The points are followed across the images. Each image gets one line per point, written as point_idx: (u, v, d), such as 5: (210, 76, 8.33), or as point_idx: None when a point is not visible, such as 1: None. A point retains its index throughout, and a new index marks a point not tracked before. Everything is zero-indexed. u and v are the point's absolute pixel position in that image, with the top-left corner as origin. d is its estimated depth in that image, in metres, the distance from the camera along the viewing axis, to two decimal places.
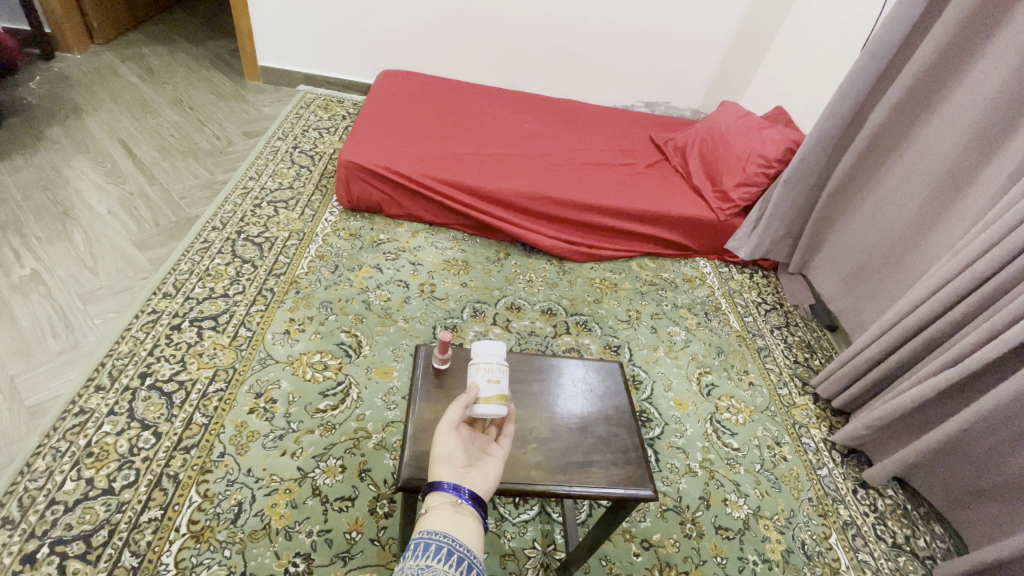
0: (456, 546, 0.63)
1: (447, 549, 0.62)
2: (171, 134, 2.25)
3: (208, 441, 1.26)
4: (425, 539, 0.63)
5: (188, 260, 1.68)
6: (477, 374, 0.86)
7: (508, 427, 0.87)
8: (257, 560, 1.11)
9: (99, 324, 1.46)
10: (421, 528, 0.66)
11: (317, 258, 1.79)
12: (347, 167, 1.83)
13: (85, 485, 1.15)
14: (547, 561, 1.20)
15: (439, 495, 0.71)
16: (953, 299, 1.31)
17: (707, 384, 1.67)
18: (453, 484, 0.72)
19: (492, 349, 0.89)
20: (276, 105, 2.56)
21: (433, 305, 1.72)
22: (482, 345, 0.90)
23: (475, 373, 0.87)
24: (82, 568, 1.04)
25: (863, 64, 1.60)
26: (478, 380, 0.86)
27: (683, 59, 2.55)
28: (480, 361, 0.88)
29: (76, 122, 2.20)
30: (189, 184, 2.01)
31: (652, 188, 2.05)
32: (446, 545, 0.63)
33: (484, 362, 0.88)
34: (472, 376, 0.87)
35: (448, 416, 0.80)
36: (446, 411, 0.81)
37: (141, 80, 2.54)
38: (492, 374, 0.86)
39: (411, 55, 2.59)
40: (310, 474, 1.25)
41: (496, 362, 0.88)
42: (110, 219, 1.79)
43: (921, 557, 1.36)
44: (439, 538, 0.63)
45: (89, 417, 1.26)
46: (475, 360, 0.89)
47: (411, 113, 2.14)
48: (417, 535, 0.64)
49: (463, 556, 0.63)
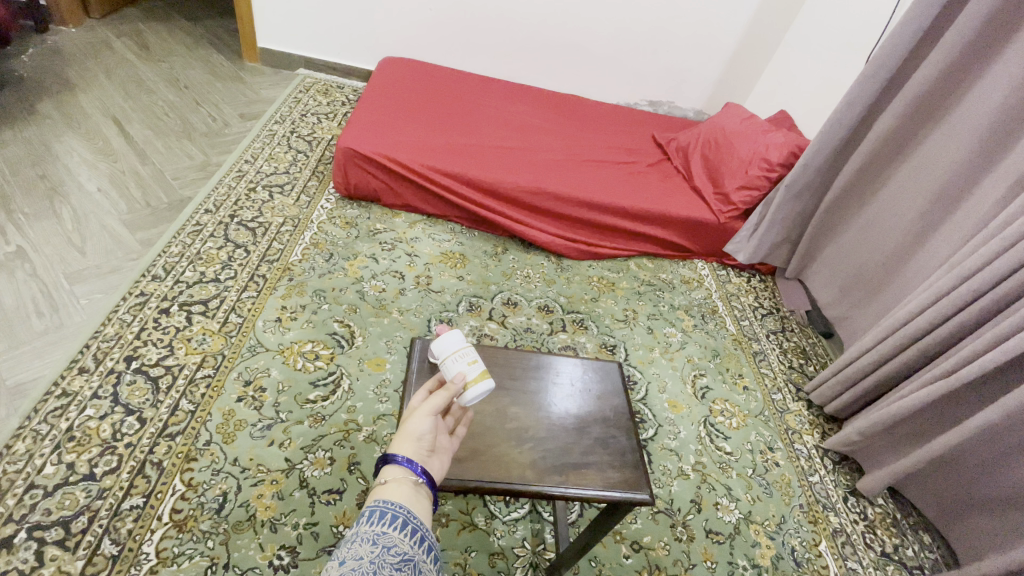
0: (411, 518, 0.62)
1: (403, 518, 0.61)
2: (165, 113, 2.20)
3: (195, 429, 1.24)
4: (381, 508, 0.62)
5: (180, 242, 1.65)
6: (456, 363, 0.84)
7: (466, 421, 0.85)
8: (240, 552, 1.08)
9: (85, 305, 1.42)
10: (376, 497, 0.64)
11: (311, 245, 1.75)
12: (345, 154, 1.80)
13: (66, 470, 1.12)
14: (536, 560, 1.18)
15: (394, 470, 0.67)
16: (951, 311, 1.30)
17: (702, 387, 1.67)
18: (406, 458, 0.69)
19: (456, 335, 0.87)
20: (275, 88, 2.51)
21: (429, 298, 1.70)
22: (442, 338, 0.86)
23: (454, 364, 0.84)
24: (60, 555, 1.01)
25: (873, 70, 1.58)
26: (461, 368, 0.84)
27: (688, 60, 2.53)
28: (448, 351, 0.85)
29: (68, 97, 2.14)
30: (183, 165, 1.96)
31: (652, 187, 2.04)
32: (401, 515, 0.61)
33: (455, 350, 0.85)
34: (445, 369, 0.85)
35: (436, 401, 0.75)
36: (435, 395, 0.76)
37: (137, 57, 2.48)
38: (469, 356, 0.85)
39: (414, 43, 2.55)
40: (298, 465, 1.23)
41: (466, 350, 0.86)
42: (100, 198, 1.75)
43: (909, 566, 1.36)
44: (395, 508, 0.62)
45: (72, 399, 1.22)
46: (443, 352, 0.86)
47: (412, 102, 2.11)
48: (373, 503, 0.63)
49: (417, 527, 0.62)
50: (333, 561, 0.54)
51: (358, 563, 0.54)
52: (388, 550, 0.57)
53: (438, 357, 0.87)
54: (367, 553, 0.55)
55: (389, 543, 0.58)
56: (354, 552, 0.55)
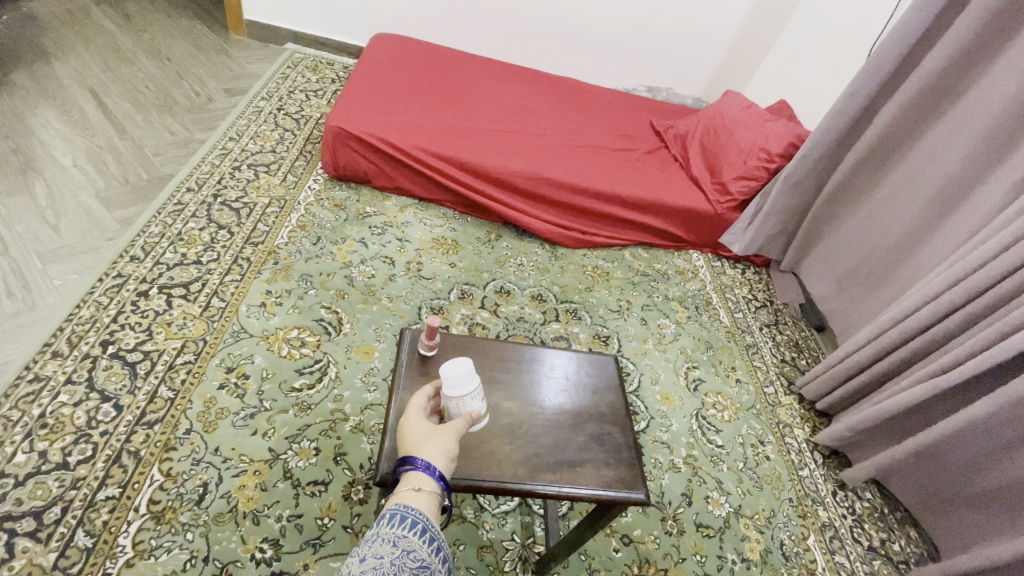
0: (430, 526, 0.61)
1: (422, 525, 0.60)
2: (145, 86, 2.10)
3: (174, 416, 1.19)
4: (402, 511, 0.61)
5: (160, 222, 1.58)
6: (473, 400, 0.80)
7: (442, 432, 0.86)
8: (221, 545, 1.05)
9: (59, 286, 1.36)
10: (401, 500, 0.63)
11: (298, 228, 1.70)
12: (333, 133, 1.74)
13: (37, 459, 1.07)
14: (526, 554, 1.17)
15: (419, 477, 0.66)
16: (947, 308, 1.28)
17: (695, 379, 1.65)
18: (426, 462, 0.68)
19: (472, 370, 0.79)
20: (262, 63, 2.41)
21: (419, 285, 1.65)
22: (464, 373, 0.78)
23: (470, 401, 0.79)
24: (32, 547, 0.97)
25: (878, 59, 1.53)
26: (474, 405, 0.80)
27: (688, 44, 2.48)
28: (462, 388, 0.78)
29: (42, 67, 2.04)
30: (164, 141, 1.88)
31: (650, 176, 2.00)
32: (421, 521, 0.61)
33: (474, 387, 0.79)
34: (454, 403, 0.79)
35: (456, 427, 0.76)
36: (456, 423, 0.76)
37: (117, 27, 2.38)
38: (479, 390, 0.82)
39: (407, 20, 2.47)
40: (281, 456, 1.19)
41: (478, 382, 0.80)
42: (76, 173, 1.68)
43: (895, 561, 1.37)
44: (416, 514, 0.61)
45: (45, 384, 1.17)
46: (451, 387, 0.78)
47: (405, 80, 2.04)
48: (394, 505, 0.62)
49: (437, 539, 0.61)
50: (353, 557, 0.55)
51: (379, 562, 0.54)
52: (408, 555, 0.56)
53: (443, 388, 0.80)
54: (387, 554, 0.55)
55: (408, 548, 0.57)
56: (374, 550, 0.55)
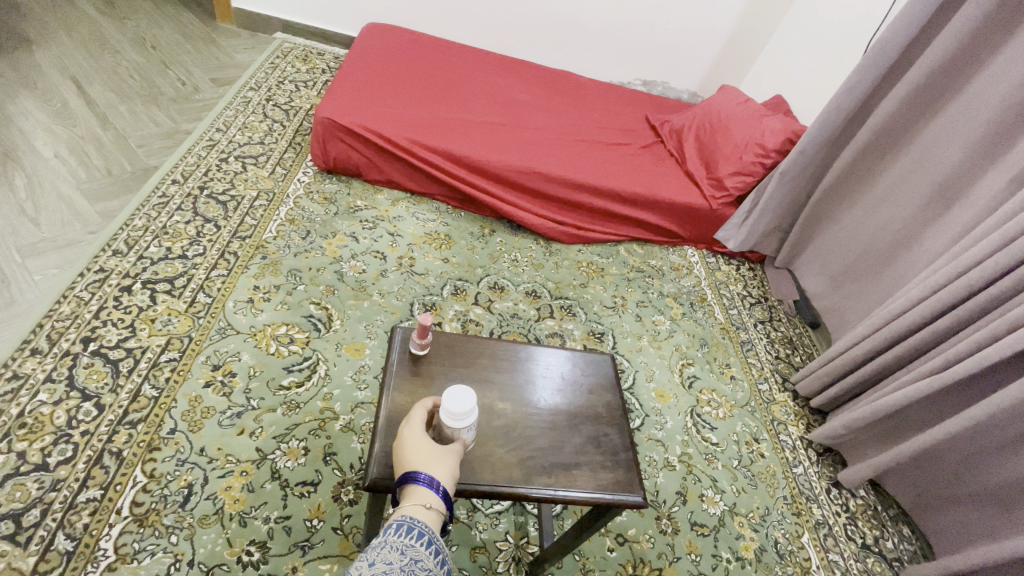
0: (436, 539, 0.60)
1: (429, 538, 0.59)
2: (129, 75, 2.04)
3: (158, 416, 1.16)
4: (409, 522, 0.59)
5: (144, 215, 1.54)
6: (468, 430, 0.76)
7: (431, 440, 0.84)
8: (206, 548, 1.02)
9: (39, 281, 1.32)
10: (409, 513, 0.62)
11: (287, 221, 1.66)
12: (323, 124, 1.70)
13: (16, 459, 1.04)
14: (519, 554, 1.15)
15: (426, 493, 0.65)
16: (943, 307, 1.27)
17: (689, 376, 1.64)
18: (429, 478, 0.67)
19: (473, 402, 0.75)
20: (250, 52, 2.35)
21: (411, 281, 1.63)
22: (466, 407, 0.74)
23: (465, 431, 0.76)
24: (9, 551, 0.94)
25: (877, 54, 1.51)
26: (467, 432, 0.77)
27: (684, 37, 2.45)
28: (458, 419, 0.74)
29: (22, 54, 1.98)
30: (149, 132, 1.83)
31: (645, 170, 1.98)
32: (428, 533, 0.59)
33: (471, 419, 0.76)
34: (447, 429, 0.75)
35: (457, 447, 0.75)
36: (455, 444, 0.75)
37: (100, 14, 2.31)
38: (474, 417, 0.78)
39: (399, 9, 2.42)
40: (269, 456, 1.17)
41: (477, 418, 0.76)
42: (57, 164, 1.63)
43: (888, 558, 1.37)
44: (423, 525, 0.60)
45: (23, 383, 1.13)
46: (448, 415, 0.74)
47: (396, 72, 1.99)
48: (400, 516, 0.60)
49: (442, 554, 0.59)
50: (361, 562, 0.53)
51: (388, 567, 0.52)
52: (416, 564, 0.55)
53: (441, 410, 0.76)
54: (396, 560, 0.54)
55: (416, 557, 0.56)
56: (384, 556, 0.54)
